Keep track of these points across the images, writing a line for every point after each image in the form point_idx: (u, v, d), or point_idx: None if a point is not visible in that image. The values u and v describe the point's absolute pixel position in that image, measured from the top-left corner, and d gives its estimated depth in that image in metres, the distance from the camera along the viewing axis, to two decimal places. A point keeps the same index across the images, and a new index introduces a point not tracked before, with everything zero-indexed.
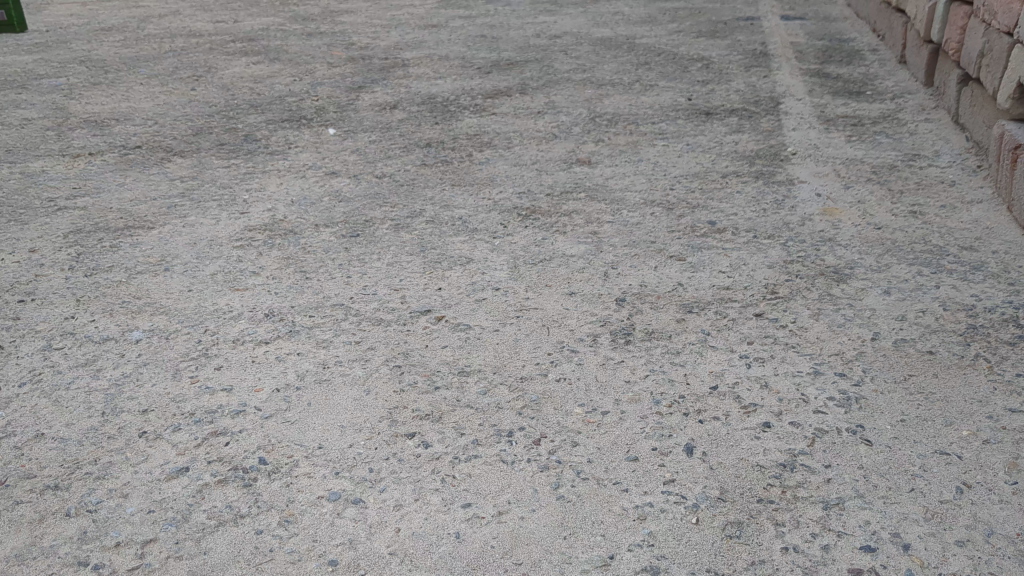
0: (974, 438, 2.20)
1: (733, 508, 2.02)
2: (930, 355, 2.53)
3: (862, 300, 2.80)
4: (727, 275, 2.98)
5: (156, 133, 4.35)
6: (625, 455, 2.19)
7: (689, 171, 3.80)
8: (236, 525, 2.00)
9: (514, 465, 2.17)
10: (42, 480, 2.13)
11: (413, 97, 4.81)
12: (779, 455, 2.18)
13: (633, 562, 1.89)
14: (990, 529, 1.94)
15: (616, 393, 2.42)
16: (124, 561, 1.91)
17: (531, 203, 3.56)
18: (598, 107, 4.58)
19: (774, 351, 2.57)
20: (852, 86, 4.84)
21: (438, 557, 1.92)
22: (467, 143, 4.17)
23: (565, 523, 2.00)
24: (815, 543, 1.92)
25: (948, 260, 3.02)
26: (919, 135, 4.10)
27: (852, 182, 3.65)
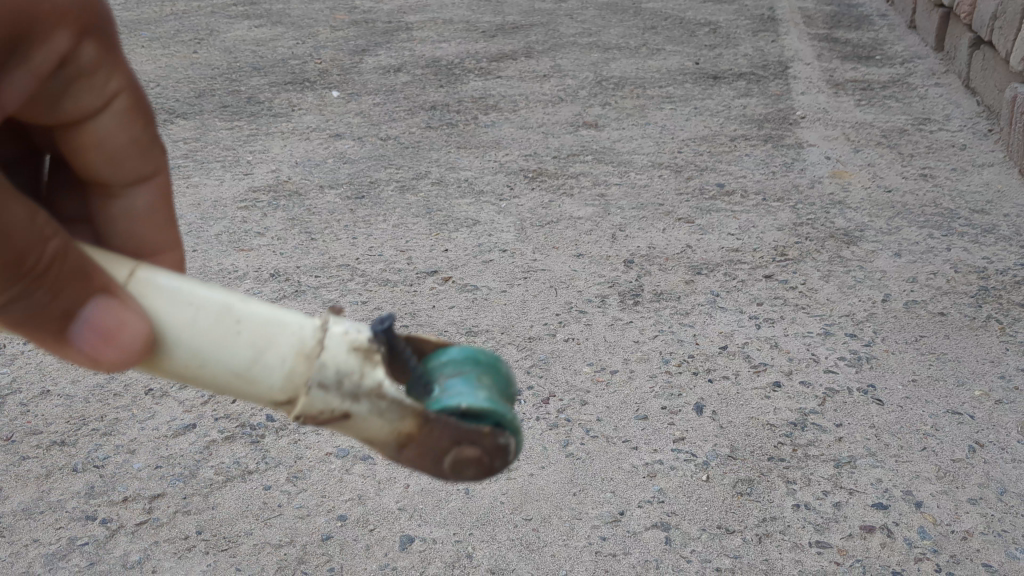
0: (986, 398, 2.19)
1: (743, 466, 2.02)
2: (942, 316, 2.52)
3: (872, 263, 2.79)
4: (736, 237, 2.96)
5: (158, 95, 4.32)
6: (634, 414, 2.19)
7: (697, 134, 3.77)
8: (245, 481, 2.01)
9: (522, 423, 2.17)
10: (49, 437, 2.14)
11: (417, 61, 4.76)
12: (789, 413, 2.17)
13: (643, 518, 1.90)
14: (1002, 487, 1.94)
15: (624, 352, 2.41)
16: (132, 516, 1.93)
17: (538, 165, 3.53)
18: (605, 71, 4.54)
19: (784, 312, 2.56)
20: (861, 50, 4.79)
21: (447, 513, 1.93)
22: (472, 106, 4.14)
23: (574, 479, 2.00)
24: (827, 501, 1.92)
25: (959, 222, 3.00)
26: (930, 99, 4.06)
27: (861, 147, 3.62)
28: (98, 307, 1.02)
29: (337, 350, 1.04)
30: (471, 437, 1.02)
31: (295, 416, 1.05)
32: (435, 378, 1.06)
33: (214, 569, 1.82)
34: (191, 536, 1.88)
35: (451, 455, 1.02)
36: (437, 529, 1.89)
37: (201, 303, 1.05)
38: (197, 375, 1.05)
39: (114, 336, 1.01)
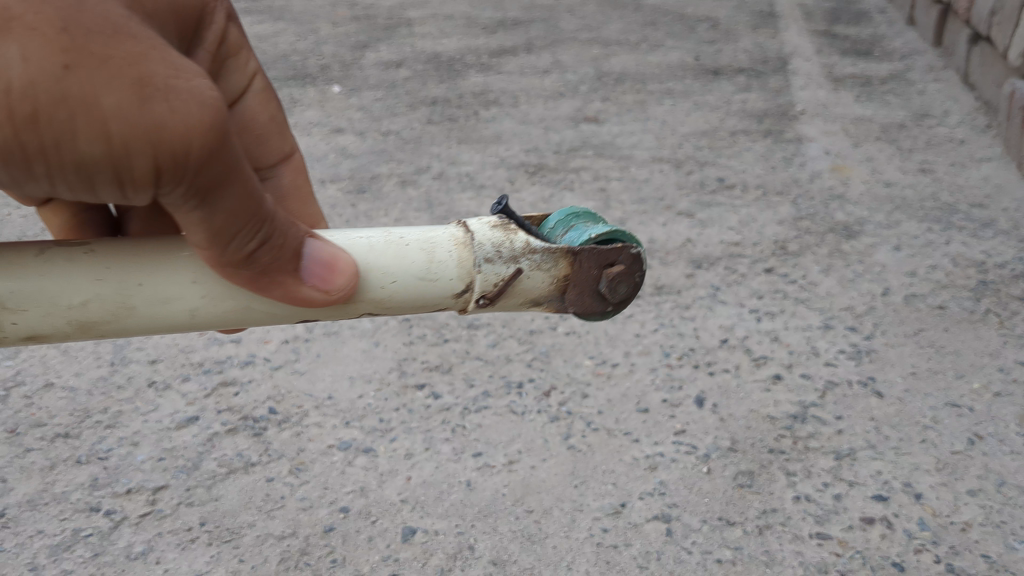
0: (985, 391, 2.20)
1: (744, 458, 2.03)
2: (941, 309, 2.52)
3: (872, 257, 2.79)
4: (737, 232, 2.97)
5: None
6: (635, 407, 2.19)
7: (698, 129, 3.77)
8: (247, 473, 2.02)
9: (524, 416, 2.17)
10: (53, 429, 2.15)
11: (418, 56, 4.76)
12: (790, 406, 2.18)
13: (644, 510, 1.91)
14: (1001, 479, 1.94)
15: (625, 346, 2.42)
16: (135, 507, 1.94)
17: (539, 160, 3.53)
18: (605, 66, 4.54)
19: (785, 306, 2.57)
20: (861, 45, 4.79)
21: (449, 505, 1.93)
22: (472, 101, 4.14)
23: (575, 472, 2.01)
24: (827, 493, 1.93)
25: (958, 216, 3.00)
26: (929, 94, 4.06)
27: (861, 141, 3.62)
28: (316, 244, 1.17)
29: (484, 231, 1.31)
30: (609, 257, 1.34)
31: (475, 299, 1.32)
32: (555, 238, 1.38)
33: (217, 560, 1.82)
34: (195, 528, 1.89)
35: (605, 278, 1.35)
36: (438, 521, 1.89)
37: (369, 238, 1.27)
38: (392, 292, 1.27)
39: (337, 266, 1.19)
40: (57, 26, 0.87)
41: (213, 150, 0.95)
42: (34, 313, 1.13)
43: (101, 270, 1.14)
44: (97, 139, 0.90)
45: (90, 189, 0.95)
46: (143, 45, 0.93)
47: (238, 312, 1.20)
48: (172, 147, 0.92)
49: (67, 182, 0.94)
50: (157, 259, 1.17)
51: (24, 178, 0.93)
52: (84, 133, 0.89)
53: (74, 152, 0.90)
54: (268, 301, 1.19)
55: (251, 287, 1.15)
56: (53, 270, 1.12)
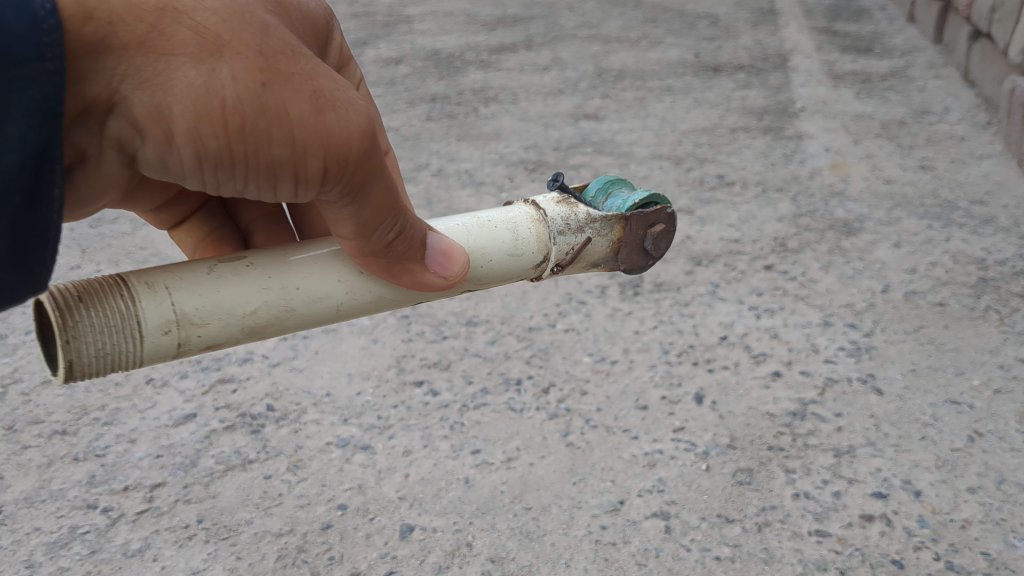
0: (985, 388, 2.19)
1: (743, 455, 2.02)
2: (941, 306, 2.52)
3: (872, 254, 2.79)
4: (736, 229, 2.96)
5: None
6: (634, 404, 2.19)
7: (697, 126, 3.77)
8: (245, 470, 2.02)
9: (522, 414, 2.17)
10: (50, 426, 2.15)
11: (417, 53, 4.76)
12: (789, 403, 2.18)
13: (643, 507, 1.91)
14: (1001, 476, 1.94)
15: (624, 343, 2.41)
16: (132, 505, 1.94)
17: (538, 157, 3.53)
18: (605, 63, 4.54)
19: (784, 303, 2.56)
20: (861, 42, 4.79)
21: (447, 502, 1.93)
22: (472, 98, 4.13)
23: (574, 470, 2.00)
24: (826, 490, 1.93)
25: (959, 213, 3.00)
26: (929, 91, 4.06)
27: (861, 138, 3.62)
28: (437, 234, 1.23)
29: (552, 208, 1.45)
30: (653, 218, 1.49)
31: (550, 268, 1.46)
32: (596, 204, 1.51)
33: (214, 557, 1.82)
34: (192, 525, 1.89)
35: (651, 238, 1.51)
36: (437, 518, 1.89)
37: (463, 223, 1.37)
38: (489, 269, 1.38)
39: (451, 254, 1.22)
40: (254, 48, 0.94)
41: (372, 150, 1.02)
42: (214, 325, 1.19)
43: (259, 279, 1.22)
44: (285, 146, 0.97)
45: (276, 190, 1.03)
46: (312, 60, 0.99)
47: (375, 300, 1.29)
48: (340, 152, 1.00)
49: (254, 182, 1.01)
50: (298, 262, 1.25)
51: (221, 182, 1.00)
52: (276, 142, 0.97)
53: (270, 158, 0.98)
54: (399, 286, 1.26)
55: (384, 272, 1.21)
56: (220, 284, 1.19)
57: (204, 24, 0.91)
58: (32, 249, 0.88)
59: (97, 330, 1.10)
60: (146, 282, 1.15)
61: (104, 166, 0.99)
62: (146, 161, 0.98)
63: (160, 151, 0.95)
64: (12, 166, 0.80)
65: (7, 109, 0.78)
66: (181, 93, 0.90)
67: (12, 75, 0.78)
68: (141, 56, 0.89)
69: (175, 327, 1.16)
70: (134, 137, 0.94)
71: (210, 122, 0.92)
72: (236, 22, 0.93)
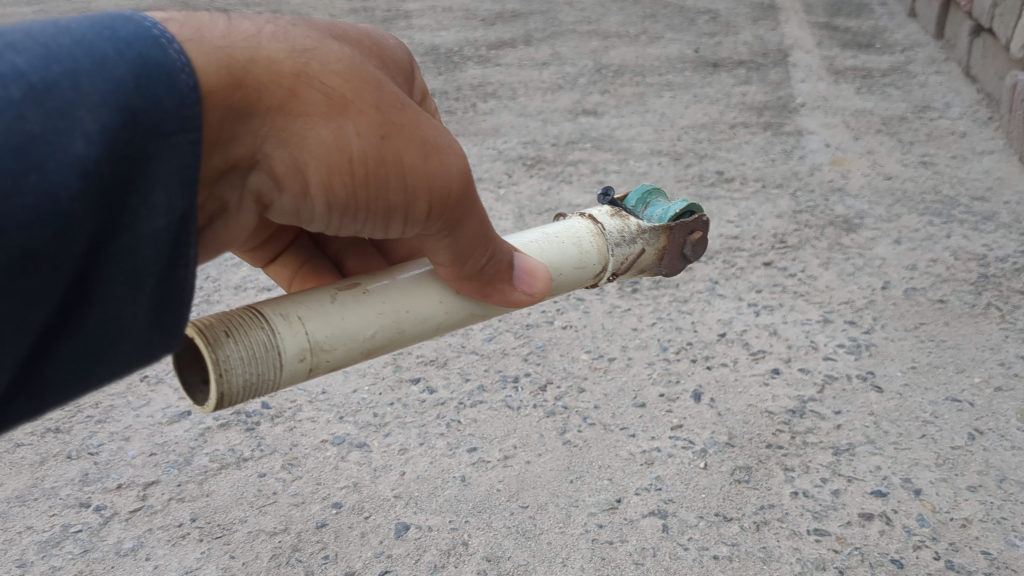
0: (986, 385, 2.18)
1: (741, 453, 2.01)
2: (941, 303, 2.51)
3: (872, 250, 2.78)
4: (735, 225, 2.95)
5: None
6: (632, 401, 2.18)
7: (697, 122, 3.76)
8: (239, 468, 2.01)
9: (519, 411, 2.16)
10: (43, 423, 2.14)
11: (416, 48, 4.75)
12: (788, 401, 2.17)
13: (640, 505, 1.90)
14: (1002, 474, 1.93)
15: (622, 340, 2.40)
16: (125, 503, 1.93)
17: (537, 153, 3.52)
18: (604, 58, 4.52)
19: (783, 299, 2.55)
20: (862, 38, 4.77)
21: (442, 500, 1.92)
22: (470, 94, 4.13)
23: (571, 468, 1.99)
24: (825, 488, 1.92)
25: (959, 210, 2.99)
26: (930, 87, 4.05)
27: (861, 134, 3.61)
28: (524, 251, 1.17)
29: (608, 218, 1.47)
30: (693, 225, 1.57)
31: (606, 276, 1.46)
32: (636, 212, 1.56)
33: (208, 556, 1.81)
34: (185, 523, 1.88)
35: (688, 245, 1.57)
36: (432, 517, 1.88)
37: (536, 238, 1.35)
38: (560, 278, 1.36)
39: (534, 271, 1.15)
40: (371, 101, 0.86)
41: (468, 184, 0.96)
42: (341, 351, 1.11)
43: (376, 302, 1.15)
44: (402, 192, 0.90)
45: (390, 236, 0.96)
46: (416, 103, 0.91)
47: (468, 317, 1.23)
48: (444, 192, 0.93)
49: (376, 228, 0.93)
50: (404, 282, 1.19)
51: (344, 228, 0.93)
52: (396, 190, 0.89)
53: (393, 210, 0.91)
54: (492, 303, 1.20)
55: (476, 293, 1.15)
56: (344, 309, 1.12)
57: (334, 85, 0.84)
58: (171, 329, 0.80)
59: (242, 360, 1.02)
60: (280, 312, 1.08)
61: (229, 224, 0.92)
62: (268, 215, 0.91)
63: (295, 204, 0.88)
64: (161, 232, 0.73)
65: (153, 175, 0.71)
66: (315, 153, 0.83)
67: (158, 141, 0.71)
68: (276, 119, 0.82)
69: (309, 354, 1.08)
70: (266, 194, 0.87)
71: (340, 180, 0.86)
72: (362, 79, 0.86)
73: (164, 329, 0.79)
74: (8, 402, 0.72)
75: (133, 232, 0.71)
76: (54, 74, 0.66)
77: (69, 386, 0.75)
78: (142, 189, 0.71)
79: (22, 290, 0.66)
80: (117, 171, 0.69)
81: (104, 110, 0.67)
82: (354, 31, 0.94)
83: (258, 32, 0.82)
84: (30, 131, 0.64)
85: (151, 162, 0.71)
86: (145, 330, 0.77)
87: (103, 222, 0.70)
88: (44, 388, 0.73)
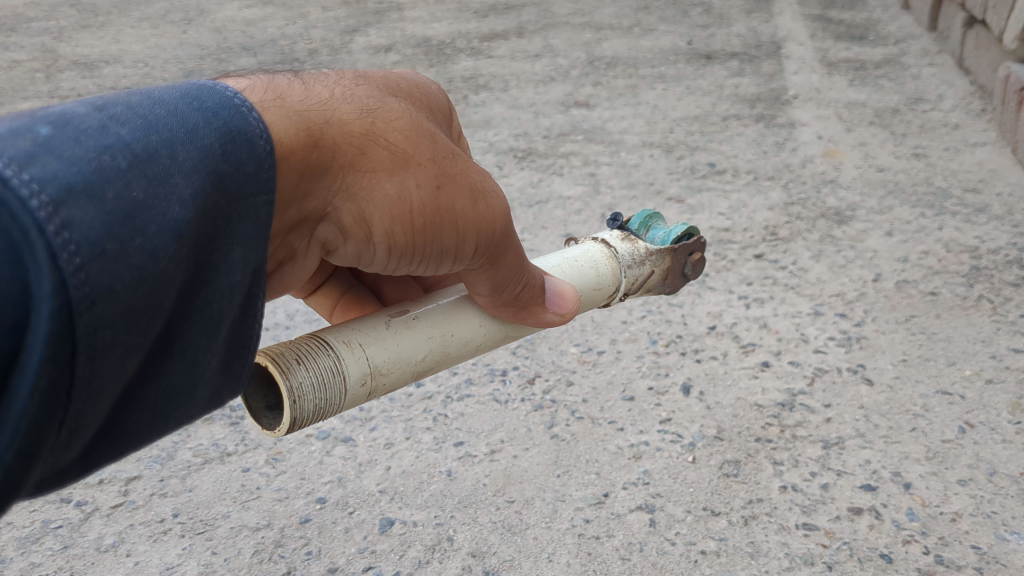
0: (977, 377, 2.18)
1: (730, 447, 2.01)
2: (933, 296, 2.50)
3: (863, 242, 2.77)
4: (726, 217, 2.94)
5: (145, 75, 4.38)
6: (620, 395, 2.17)
7: (689, 114, 3.74)
8: (223, 463, 2.02)
9: (507, 405, 2.15)
10: None
11: (408, 40, 4.73)
12: (777, 394, 2.16)
13: (627, 500, 1.89)
14: (992, 468, 1.92)
15: (611, 333, 2.39)
16: (107, 498, 1.94)
17: (528, 145, 3.51)
18: (597, 50, 4.50)
19: (774, 292, 2.54)
20: (855, 30, 4.76)
21: (428, 495, 1.92)
22: (462, 86, 4.11)
23: (558, 462, 1.98)
24: (814, 482, 1.91)
25: (951, 202, 2.98)
26: (923, 79, 4.03)
27: (854, 125, 3.59)
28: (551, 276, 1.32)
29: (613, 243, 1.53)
30: (693, 247, 1.61)
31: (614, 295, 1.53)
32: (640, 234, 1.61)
33: (189, 552, 1.81)
34: (167, 519, 1.88)
35: (692, 263, 1.62)
36: (418, 512, 1.87)
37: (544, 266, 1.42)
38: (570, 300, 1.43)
39: (564, 293, 1.30)
40: (428, 156, 1.01)
41: (509, 224, 1.11)
42: (396, 373, 1.22)
43: (425, 328, 1.26)
44: (452, 233, 1.05)
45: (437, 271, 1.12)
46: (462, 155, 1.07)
47: (501, 338, 1.36)
48: (488, 231, 1.08)
49: (426, 265, 1.08)
50: (446, 308, 1.29)
51: (399, 267, 1.08)
52: (448, 232, 1.04)
53: (443, 251, 1.06)
54: (523, 326, 1.34)
55: (510, 317, 1.30)
56: (398, 336, 1.23)
57: (396, 144, 0.99)
58: (236, 373, 0.94)
59: (314, 386, 1.11)
60: (342, 340, 1.18)
61: (299, 266, 1.06)
62: (333, 257, 1.06)
63: (358, 249, 1.03)
64: (237, 284, 0.87)
65: (235, 235, 0.85)
66: (380, 203, 0.98)
67: (240, 205, 0.85)
68: (349, 175, 0.97)
69: (369, 378, 1.19)
70: (334, 241, 1.02)
71: (401, 226, 1.01)
72: (417, 139, 1.01)
73: (229, 375, 0.93)
74: (102, 444, 0.83)
75: (214, 285, 0.85)
76: (154, 145, 0.80)
77: (150, 425, 0.86)
78: (223, 249, 0.85)
79: (127, 339, 0.78)
80: (205, 231, 0.82)
81: (196, 177, 0.81)
82: (407, 94, 1.09)
83: (332, 101, 0.98)
84: (136, 198, 0.77)
85: (235, 226, 0.85)
86: (214, 373, 0.90)
87: (192, 277, 0.83)
88: (129, 429, 0.85)
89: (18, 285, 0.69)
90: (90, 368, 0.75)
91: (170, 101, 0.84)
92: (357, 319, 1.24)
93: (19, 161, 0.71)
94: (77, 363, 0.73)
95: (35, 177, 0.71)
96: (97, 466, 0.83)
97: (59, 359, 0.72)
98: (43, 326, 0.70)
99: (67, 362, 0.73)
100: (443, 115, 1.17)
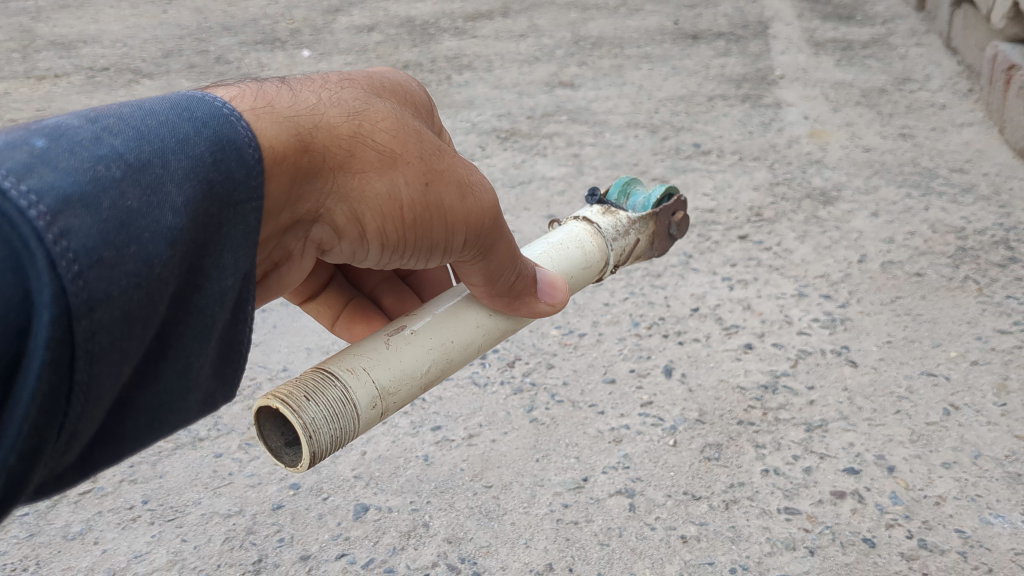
0: (963, 359, 2.16)
1: (711, 430, 1.99)
2: (918, 277, 2.48)
3: (849, 223, 2.75)
4: (710, 199, 2.92)
5: (124, 54, 4.33)
6: (602, 377, 2.16)
7: (674, 94, 3.71)
8: (195, 449, 2.01)
9: (486, 388, 2.14)
10: None
11: (392, 19, 4.68)
12: (760, 376, 2.14)
13: (606, 484, 1.87)
14: (977, 450, 1.91)
15: (593, 315, 2.37)
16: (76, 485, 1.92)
17: (511, 125, 3.47)
18: (582, 30, 4.46)
19: (757, 274, 2.52)
20: (843, 10, 4.73)
21: (405, 479, 1.90)
22: (445, 66, 4.07)
23: (537, 446, 1.97)
24: (797, 466, 1.89)
25: (938, 182, 2.96)
26: (911, 59, 4.01)
27: (840, 105, 3.57)
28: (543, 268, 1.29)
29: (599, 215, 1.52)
30: (674, 207, 1.62)
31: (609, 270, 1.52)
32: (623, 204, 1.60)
33: (159, 539, 1.79)
34: (137, 506, 1.87)
35: (675, 224, 1.64)
36: (393, 498, 1.86)
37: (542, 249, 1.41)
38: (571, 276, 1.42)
39: (556, 282, 1.29)
40: (415, 152, 0.99)
41: (501, 213, 1.09)
42: (404, 390, 1.18)
43: (425, 339, 1.22)
44: (443, 227, 1.03)
45: (429, 265, 1.11)
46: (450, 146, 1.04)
47: (500, 333, 1.33)
48: (480, 222, 1.06)
49: (421, 258, 1.07)
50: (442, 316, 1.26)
51: (394, 261, 1.06)
52: (439, 225, 1.02)
53: (435, 246, 1.05)
54: (518, 318, 1.32)
55: (506, 309, 1.28)
56: (399, 351, 1.19)
57: (384, 143, 0.96)
58: (226, 378, 0.95)
59: (327, 418, 1.07)
60: (346, 368, 1.14)
61: (295, 268, 1.06)
62: (327, 255, 1.05)
63: (352, 246, 1.02)
64: (228, 289, 0.86)
65: (226, 241, 0.84)
66: (371, 202, 0.97)
67: (232, 211, 0.84)
68: (337, 177, 0.94)
69: (378, 401, 1.15)
70: (328, 240, 1.01)
71: (392, 223, 0.99)
72: (405, 135, 0.99)
73: (222, 381, 0.95)
74: (98, 450, 0.85)
75: (206, 291, 0.84)
76: (147, 155, 0.78)
77: (144, 432, 0.87)
78: (215, 255, 0.84)
79: (123, 346, 0.77)
80: (198, 238, 0.82)
81: (189, 185, 0.79)
82: (392, 93, 1.07)
83: (319, 105, 0.95)
84: (131, 206, 0.76)
85: (226, 232, 0.84)
86: (206, 378, 0.91)
87: (184, 286, 0.83)
88: (125, 433, 0.86)
89: (19, 291, 0.68)
90: (89, 372, 0.74)
91: (161, 111, 0.81)
92: (355, 343, 1.20)
93: (16, 172, 0.70)
94: (76, 368, 0.73)
95: (32, 188, 0.70)
96: (93, 471, 0.85)
97: (58, 363, 0.71)
98: (43, 333, 0.69)
99: (66, 366, 0.72)
100: (427, 113, 1.15)
